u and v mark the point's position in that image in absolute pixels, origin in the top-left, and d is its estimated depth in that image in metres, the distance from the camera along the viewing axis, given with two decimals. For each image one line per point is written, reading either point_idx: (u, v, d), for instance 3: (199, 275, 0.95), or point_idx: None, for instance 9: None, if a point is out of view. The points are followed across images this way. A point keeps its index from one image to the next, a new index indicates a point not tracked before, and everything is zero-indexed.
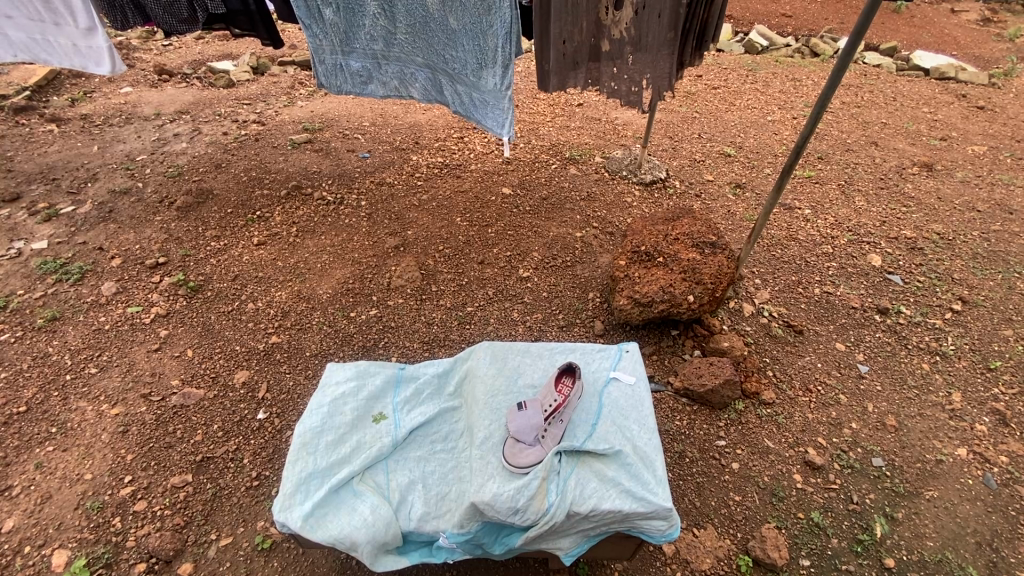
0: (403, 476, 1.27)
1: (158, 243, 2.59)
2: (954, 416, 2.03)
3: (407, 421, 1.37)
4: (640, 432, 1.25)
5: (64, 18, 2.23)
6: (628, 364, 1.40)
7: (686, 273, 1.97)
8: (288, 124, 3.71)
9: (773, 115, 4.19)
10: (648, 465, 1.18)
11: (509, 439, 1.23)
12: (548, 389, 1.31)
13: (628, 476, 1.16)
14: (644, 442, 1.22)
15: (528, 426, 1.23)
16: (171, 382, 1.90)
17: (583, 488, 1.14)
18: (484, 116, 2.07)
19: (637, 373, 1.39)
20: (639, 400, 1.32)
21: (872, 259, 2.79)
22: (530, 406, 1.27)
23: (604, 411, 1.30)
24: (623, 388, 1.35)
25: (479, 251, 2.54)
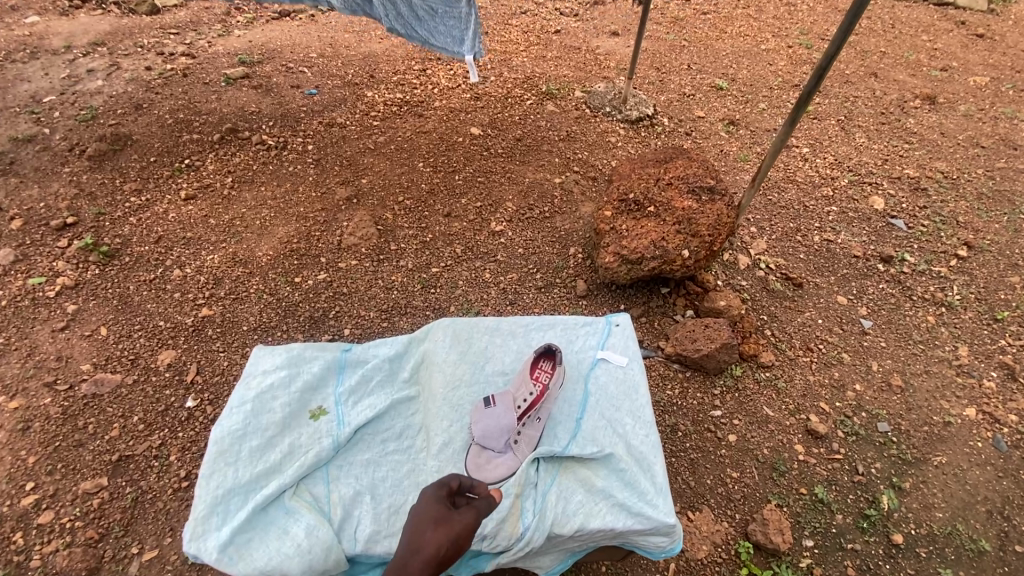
0: (346, 488, 1.07)
1: (66, 200, 2.21)
2: (961, 373, 1.89)
3: (353, 418, 1.16)
4: (636, 427, 1.17)
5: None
6: (618, 342, 1.30)
7: (679, 224, 1.71)
8: (222, 57, 3.20)
9: (766, 44, 3.83)
10: (646, 471, 1.11)
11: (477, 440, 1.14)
12: (523, 379, 1.20)
13: (622, 486, 1.08)
14: (638, 442, 1.14)
15: (500, 428, 1.14)
16: (80, 367, 1.61)
17: (569, 502, 1.06)
18: (433, 35, 1.89)
19: (629, 353, 1.29)
20: (631, 385, 1.24)
21: (874, 201, 2.58)
22: (501, 407, 1.16)
23: (589, 402, 1.22)
24: (614, 372, 1.26)
25: (445, 202, 2.23)
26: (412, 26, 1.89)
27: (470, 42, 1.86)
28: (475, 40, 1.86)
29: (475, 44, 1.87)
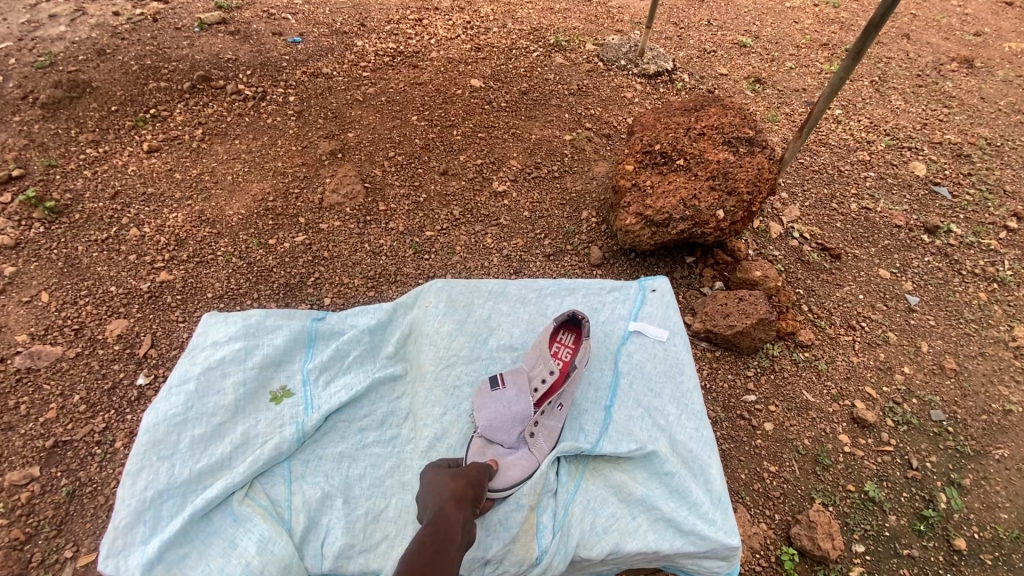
0: (307, 491, 1.05)
1: (13, 151, 1.95)
2: (1019, 356, 1.68)
3: (318, 406, 1.14)
4: (682, 421, 1.15)
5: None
6: (654, 314, 1.28)
7: (713, 180, 1.48)
8: (197, 1, 2.90)
9: (791, 1, 3.53)
10: (693, 474, 1.09)
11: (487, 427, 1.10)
12: (541, 357, 1.14)
13: (668, 495, 1.07)
14: (684, 439, 1.13)
15: (516, 415, 1.10)
16: (14, 339, 1.38)
17: (605, 511, 1.05)
18: None
19: (668, 327, 1.28)
20: (673, 366, 1.22)
21: (915, 168, 2.34)
22: (515, 393, 1.11)
23: (620, 384, 1.20)
24: (653, 353, 1.24)
25: (441, 158, 1.99)
26: None
27: None
28: None
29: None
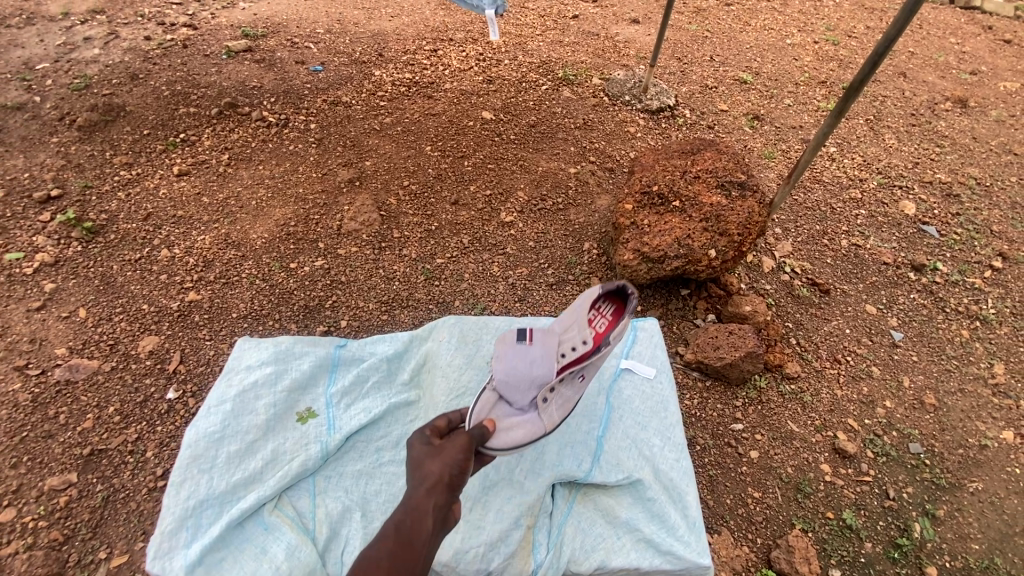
0: (331, 505, 1.15)
1: (52, 172, 2.09)
2: (997, 393, 1.77)
3: (341, 426, 1.25)
4: (665, 451, 1.25)
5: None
6: (644, 352, 1.39)
7: (707, 221, 1.58)
8: (225, 28, 3.06)
9: (792, 38, 3.68)
10: (674, 501, 1.19)
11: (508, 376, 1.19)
12: (579, 326, 1.28)
13: (650, 518, 1.17)
14: (667, 468, 1.23)
15: (540, 374, 1.20)
16: (54, 352, 1.49)
17: (590, 530, 1.15)
18: None
19: (656, 364, 1.38)
20: (659, 402, 1.33)
21: (905, 206, 2.44)
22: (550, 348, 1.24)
23: (611, 416, 1.31)
24: (641, 388, 1.35)
25: (453, 188, 2.10)
26: None
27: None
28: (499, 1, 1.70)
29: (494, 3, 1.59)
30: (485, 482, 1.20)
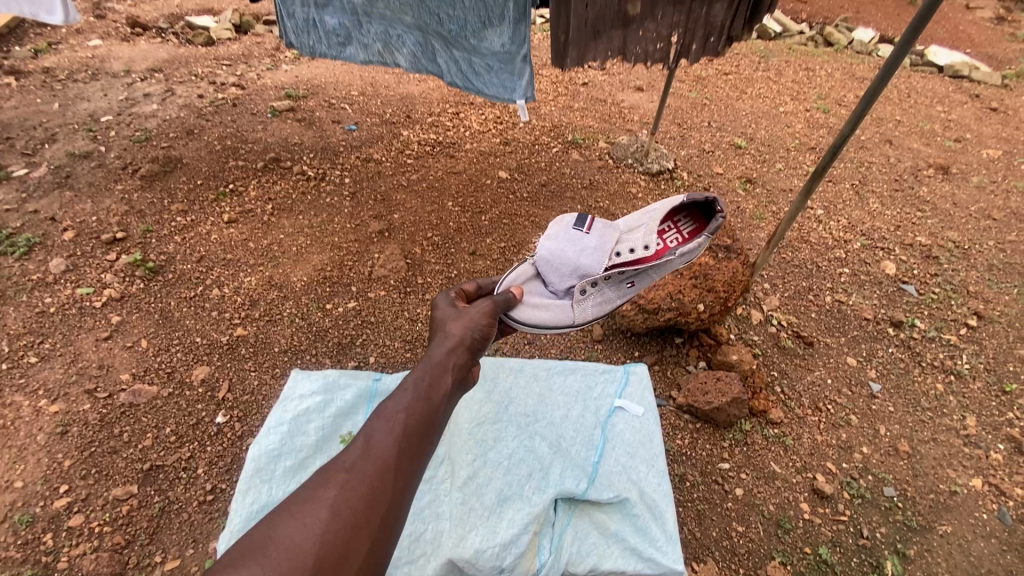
0: None
1: (117, 216, 2.35)
2: (968, 443, 1.91)
3: None
4: (649, 475, 1.40)
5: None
6: (636, 392, 1.55)
7: (696, 279, 1.79)
8: (269, 89, 3.42)
9: (785, 106, 3.98)
10: (656, 518, 1.33)
11: (563, 256, 1.43)
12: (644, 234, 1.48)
13: (634, 531, 1.32)
14: (651, 490, 1.37)
15: (592, 262, 1.43)
16: (120, 377, 1.70)
17: (582, 541, 1.31)
18: (488, 85, 1.78)
19: (645, 403, 1.54)
20: (646, 436, 1.48)
21: (886, 266, 2.64)
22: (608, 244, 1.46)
23: (606, 445, 1.46)
24: (632, 422, 1.50)
25: (471, 240, 2.34)
26: (469, 79, 1.81)
27: (524, 85, 1.73)
28: (530, 84, 1.72)
29: (528, 92, 1.74)
30: (500, 494, 1.35)
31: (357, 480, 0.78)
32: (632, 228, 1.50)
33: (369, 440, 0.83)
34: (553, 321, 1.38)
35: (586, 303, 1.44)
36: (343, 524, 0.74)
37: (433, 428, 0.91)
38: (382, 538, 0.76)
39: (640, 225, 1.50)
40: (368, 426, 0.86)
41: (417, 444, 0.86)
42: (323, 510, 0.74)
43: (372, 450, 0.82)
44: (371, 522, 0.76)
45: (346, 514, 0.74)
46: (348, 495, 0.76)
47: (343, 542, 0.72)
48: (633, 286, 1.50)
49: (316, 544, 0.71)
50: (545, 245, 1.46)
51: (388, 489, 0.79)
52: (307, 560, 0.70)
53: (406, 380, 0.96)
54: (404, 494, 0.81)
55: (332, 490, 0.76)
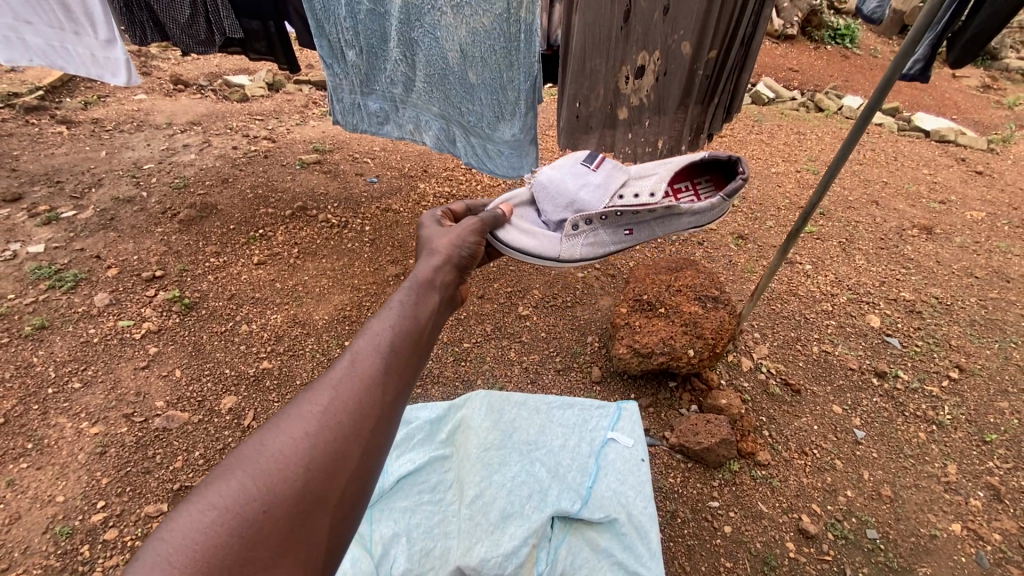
0: (387, 529, 1.50)
1: (156, 255, 2.57)
2: (948, 489, 2.00)
3: (394, 471, 1.62)
4: (636, 499, 1.50)
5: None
6: (626, 426, 1.67)
7: (686, 326, 1.96)
8: (298, 143, 3.72)
9: (777, 166, 4.21)
10: (642, 537, 1.43)
11: (559, 194, 1.70)
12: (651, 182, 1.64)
13: (622, 549, 1.43)
14: (639, 511, 1.48)
15: (589, 201, 1.66)
16: (155, 404, 1.87)
17: (574, 557, 1.45)
18: (498, 167, 2.00)
19: (634, 436, 1.65)
20: (635, 464, 1.59)
21: (871, 319, 2.74)
22: (608, 188, 1.67)
23: (599, 471, 1.59)
24: (621, 450, 1.62)
25: (480, 285, 2.54)
26: (484, 161, 2.04)
27: (531, 166, 1.95)
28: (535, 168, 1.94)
29: (534, 166, 1.98)
30: (504, 512, 1.52)
31: (344, 395, 0.75)
32: (641, 176, 1.70)
33: (355, 357, 0.80)
34: (539, 249, 1.66)
35: (576, 239, 1.70)
36: (332, 437, 0.72)
37: (421, 345, 0.88)
38: (374, 451, 0.75)
39: (650, 175, 1.66)
40: (352, 343, 0.83)
41: (406, 360, 0.83)
42: (311, 424, 0.72)
43: (359, 367, 0.79)
44: (361, 435, 0.73)
45: (335, 429, 0.72)
46: (335, 409, 0.74)
47: (332, 453, 0.71)
48: (630, 232, 1.71)
49: (304, 456, 0.69)
50: (551, 175, 1.73)
51: (377, 402, 0.77)
52: (297, 472, 0.68)
53: (392, 300, 0.93)
54: (394, 408, 0.79)
55: (319, 406, 0.74)
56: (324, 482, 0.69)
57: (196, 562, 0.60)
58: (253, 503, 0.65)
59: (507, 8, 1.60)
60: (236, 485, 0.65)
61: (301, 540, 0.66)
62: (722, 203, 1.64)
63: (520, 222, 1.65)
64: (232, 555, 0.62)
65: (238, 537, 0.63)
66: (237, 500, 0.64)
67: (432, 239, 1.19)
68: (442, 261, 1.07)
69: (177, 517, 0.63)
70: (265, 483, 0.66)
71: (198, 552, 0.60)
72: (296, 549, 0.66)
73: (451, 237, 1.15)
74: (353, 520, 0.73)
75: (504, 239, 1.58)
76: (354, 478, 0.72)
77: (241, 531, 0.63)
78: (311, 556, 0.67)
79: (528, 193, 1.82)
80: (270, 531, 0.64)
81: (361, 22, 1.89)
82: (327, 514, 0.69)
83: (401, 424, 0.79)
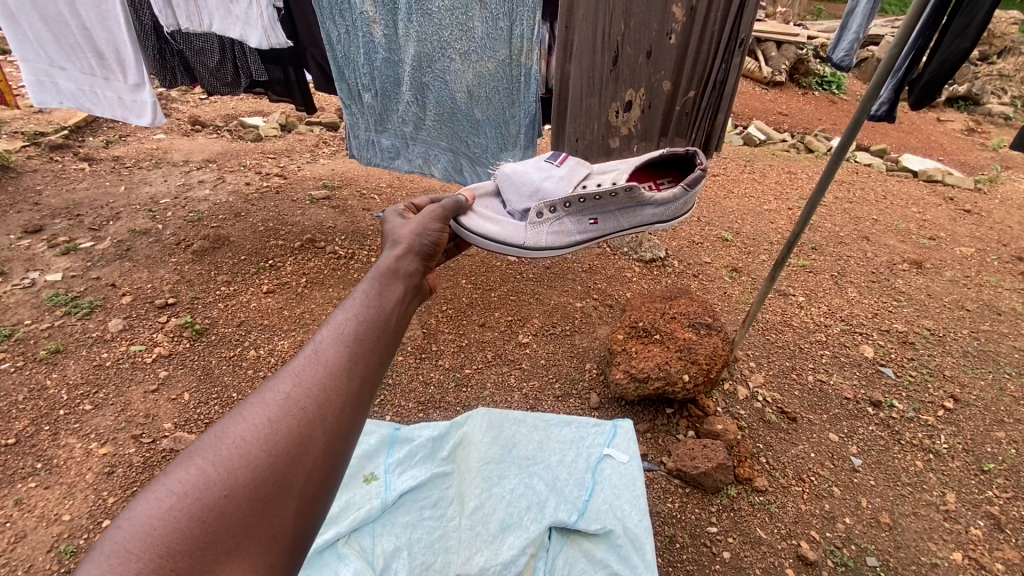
0: (388, 543, 1.55)
1: (169, 284, 2.66)
2: (949, 518, 2.00)
3: (396, 486, 1.68)
4: (632, 512, 1.55)
5: (221, 30, 2.10)
6: (622, 442, 1.73)
7: (681, 351, 2.02)
8: (308, 180, 3.88)
9: (769, 204, 4.33)
10: (637, 548, 1.47)
11: (521, 183, 1.47)
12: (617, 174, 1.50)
13: (617, 558, 1.47)
14: (634, 525, 1.52)
15: (552, 192, 1.45)
16: (163, 426, 1.95)
17: (571, 566, 1.49)
18: None
19: (630, 451, 1.71)
20: (631, 479, 1.64)
21: (864, 349, 2.78)
22: (572, 179, 1.49)
23: (595, 486, 1.64)
24: (617, 466, 1.67)
25: (482, 314, 2.63)
26: None
27: None
28: None
29: None
30: (503, 522, 1.58)
31: (307, 381, 0.74)
32: (606, 169, 1.55)
33: (318, 345, 0.79)
34: (503, 238, 1.40)
35: (540, 228, 1.46)
36: (296, 422, 0.70)
37: (388, 332, 0.86)
38: (342, 435, 0.73)
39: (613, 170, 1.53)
40: (315, 335, 0.81)
41: (371, 346, 0.82)
42: (272, 411, 0.71)
43: (321, 354, 0.78)
44: (325, 420, 0.72)
45: (299, 415, 0.71)
46: (297, 396, 0.72)
47: (294, 439, 0.69)
48: (596, 224, 1.51)
49: (266, 442, 0.68)
50: (513, 167, 1.51)
51: (342, 387, 0.75)
52: (259, 457, 0.67)
53: (356, 290, 0.91)
54: (360, 392, 0.77)
55: (281, 394, 0.73)
56: (287, 467, 0.68)
57: (155, 547, 0.59)
58: (213, 488, 0.64)
59: (511, 54, 1.77)
60: (195, 471, 0.64)
61: (265, 525, 0.65)
62: (688, 194, 1.50)
63: (479, 209, 1.42)
64: (192, 540, 0.60)
65: (198, 522, 0.61)
66: (197, 485, 0.63)
67: (395, 231, 1.15)
68: (405, 251, 1.06)
69: (135, 505, 0.61)
70: (225, 469, 0.65)
71: (156, 538, 0.59)
72: (260, 534, 0.64)
73: (413, 226, 1.13)
74: (324, 505, 0.71)
75: (467, 228, 1.36)
76: (320, 462, 0.70)
77: (201, 517, 0.62)
78: (276, 541, 0.65)
79: (492, 185, 1.56)
80: (232, 516, 0.63)
81: (377, 68, 2.04)
82: (293, 498, 0.67)
83: (369, 408, 0.78)
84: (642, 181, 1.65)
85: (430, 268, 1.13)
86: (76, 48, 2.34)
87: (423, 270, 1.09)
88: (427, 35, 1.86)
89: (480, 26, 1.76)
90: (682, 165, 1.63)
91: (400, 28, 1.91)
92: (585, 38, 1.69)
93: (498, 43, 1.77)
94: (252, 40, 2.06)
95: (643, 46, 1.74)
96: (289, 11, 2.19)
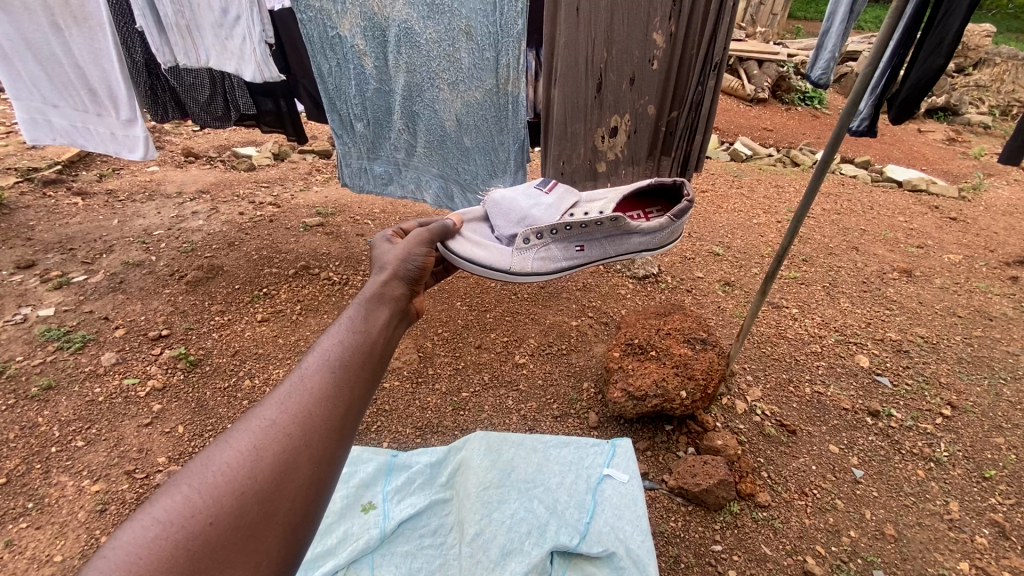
0: (389, 571, 1.52)
1: (163, 315, 2.66)
2: (954, 527, 1.98)
3: (394, 514, 1.66)
4: (634, 534, 1.53)
5: (217, 65, 2.14)
6: (621, 461, 1.72)
7: (677, 367, 2.03)
8: (302, 207, 3.90)
9: (758, 218, 4.38)
10: (638, 567, 1.46)
11: (508, 208, 1.49)
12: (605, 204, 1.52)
13: None
14: (636, 546, 1.50)
15: (540, 219, 1.47)
16: (157, 460, 1.93)
17: None
18: None
19: (629, 471, 1.70)
20: (632, 499, 1.63)
21: (860, 359, 2.79)
22: (557, 206, 1.50)
23: (596, 507, 1.63)
24: (617, 486, 1.67)
25: (477, 336, 2.63)
26: None
27: None
28: None
29: None
30: (503, 548, 1.55)
31: (293, 407, 0.74)
32: (594, 198, 1.57)
33: (303, 370, 0.79)
34: (488, 262, 1.42)
35: (526, 253, 1.48)
36: (280, 449, 0.70)
37: (374, 357, 0.87)
38: (328, 460, 0.73)
39: (602, 199, 1.55)
40: (300, 361, 0.81)
41: (357, 372, 0.82)
42: (258, 435, 0.70)
43: (307, 379, 0.77)
44: (311, 443, 0.72)
45: (283, 441, 0.71)
46: (282, 423, 0.72)
47: (279, 463, 0.69)
48: (582, 250, 1.53)
49: (251, 469, 0.68)
50: (502, 192, 1.52)
51: (327, 413, 0.75)
52: (245, 484, 0.66)
53: (342, 315, 0.91)
54: (345, 418, 0.77)
55: (267, 420, 0.72)
56: (273, 491, 0.67)
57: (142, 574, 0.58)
58: (198, 516, 0.63)
59: (497, 84, 1.82)
60: (181, 499, 0.64)
61: (251, 553, 0.64)
62: (676, 223, 1.52)
63: (468, 233, 1.44)
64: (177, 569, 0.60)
65: (183, 549, 0.61)
66: (182, 513, 0.63)
67: (382, 255, 1.16)
68: (391, 276, 1.06)
69: (119, 535, 0.61)
70: (210, 495, 0.65)
71: (141, 567, 0.59)
72: (246, 562, 0.63)
73: (398, 250, 1.14)
74: (309, 530, 0.71)
75: (454, 249, 1.37)
76: (306, 486, 0.70)
77: (187, 545, 0.61)
78: (261, 568, 0.64)
79: (481, 210, 1.59)
80: (217, 542, 0.63)
81: (369, 98, 2.08)
82: (277, 525, 0.67)
83: (355, 433, 0.77)
84: (631, 209, 1.68)
85: (416, 292, 1.14)
86: (70, 86, 2.37)
87: (409, 294, 1.09)
88: (418, 66, 1.91)
89: (467, 57, 1.81)
90: (670, 195, 1.66)
91: (390, 61, 1.95)
92: (567, 65, 1.73)
93: (485, 73, 1.81)
94: (245, 75, 2.10)
95: (626, 73, 1.79)
96: (281, 45, 2.25)
